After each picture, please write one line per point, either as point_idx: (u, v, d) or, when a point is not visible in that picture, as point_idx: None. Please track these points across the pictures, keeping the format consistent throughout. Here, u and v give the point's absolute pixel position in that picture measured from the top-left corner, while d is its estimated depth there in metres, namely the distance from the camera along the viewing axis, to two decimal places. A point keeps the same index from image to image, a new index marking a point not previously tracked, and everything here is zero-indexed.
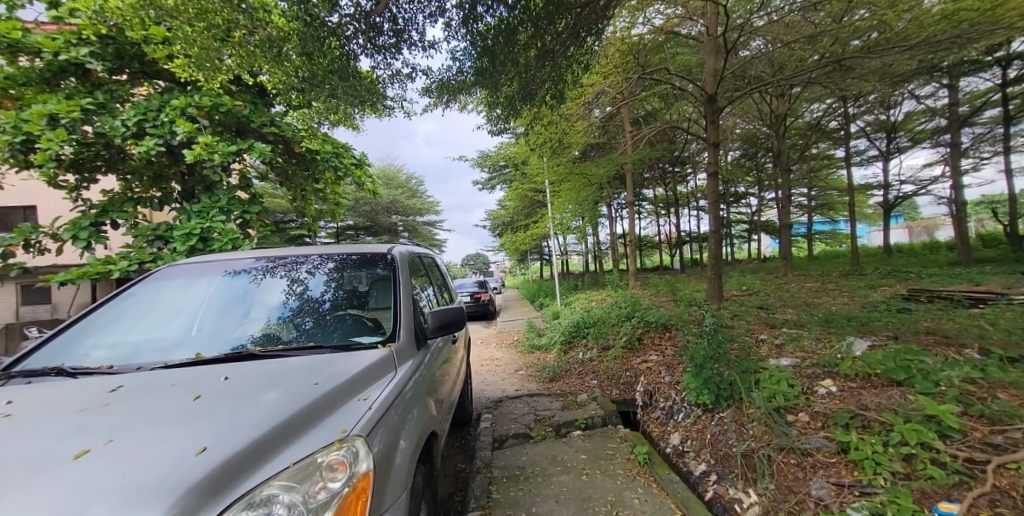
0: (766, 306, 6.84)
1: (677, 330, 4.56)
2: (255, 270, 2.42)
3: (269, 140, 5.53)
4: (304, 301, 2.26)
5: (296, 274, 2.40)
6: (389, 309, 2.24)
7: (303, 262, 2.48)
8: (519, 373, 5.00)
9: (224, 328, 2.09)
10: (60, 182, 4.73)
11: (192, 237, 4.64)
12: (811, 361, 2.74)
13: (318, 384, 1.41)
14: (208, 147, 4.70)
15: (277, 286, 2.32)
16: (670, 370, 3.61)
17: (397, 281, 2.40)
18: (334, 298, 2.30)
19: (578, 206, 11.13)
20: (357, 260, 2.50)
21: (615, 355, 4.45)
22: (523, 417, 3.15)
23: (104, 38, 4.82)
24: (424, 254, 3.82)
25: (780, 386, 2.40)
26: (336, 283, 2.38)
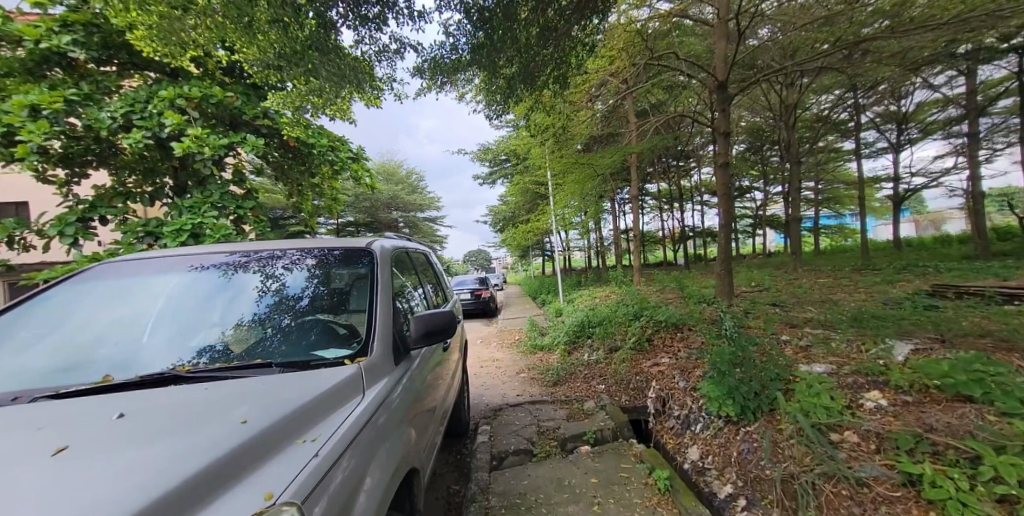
0: (779, 303, 6.52)
1: (691, 330, 4.26)
2: (226, 264, 2.11)
3: (263, 133, 5.21)
4: (278, 301, 1.96)
5: (270, 271, 2.11)
6: (364, 313, 1.94)
7: (280, 257, 2.19)
8: (521, 376, 4.72)
9: (185, 333, 1.79)
10: (49, 177, 4.31)
11: (183, 233, 4.32)
12: (851, 368, 2.43)
13: (242, 423, 1.08)
14: (199, 140, 4.38)
15: (247, 282, 2.02)
16: (685, 375, 3.32)
17: (376, 279, 2.10)
18: (311, 299, 2.00)
19: (581, 200, 10.82)
20: (338, 255, 2.20)
21: (624, 357, 4.14)
22: (523, 428, 2.86)
23: (89, 26, 4.48)
24: (415, 249, 3.53)
25: (821, 400, 2.09)
26: (314, 282, 2.08)
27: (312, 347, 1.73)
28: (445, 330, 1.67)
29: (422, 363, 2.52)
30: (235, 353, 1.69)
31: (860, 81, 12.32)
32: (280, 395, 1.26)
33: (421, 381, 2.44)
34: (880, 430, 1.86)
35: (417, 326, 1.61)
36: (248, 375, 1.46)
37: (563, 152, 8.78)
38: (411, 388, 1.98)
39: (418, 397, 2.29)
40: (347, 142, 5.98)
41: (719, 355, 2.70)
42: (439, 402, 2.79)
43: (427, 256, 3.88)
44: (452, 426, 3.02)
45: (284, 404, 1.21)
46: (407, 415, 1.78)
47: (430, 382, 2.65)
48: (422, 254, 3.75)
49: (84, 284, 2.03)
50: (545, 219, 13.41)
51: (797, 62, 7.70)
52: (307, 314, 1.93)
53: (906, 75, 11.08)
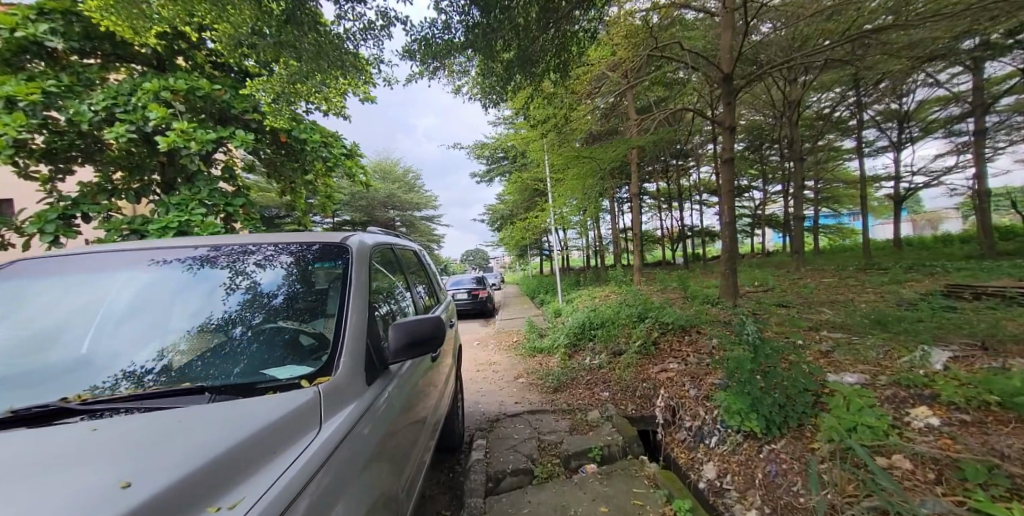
0: (786, 304, 6.31)
1: (700, 334, 4.02)
2: (192, 259, 1.82)
3: (254, 129, 4.88)
4: (245, 305, 1.67)
5: (240, 268, 1.82)
6: (335, 315, 1.65)
7: (252, 252, 1.89)
8: (520, 381, 4.46)
9: (136, 342, 1.51)
10: (31, 173, 4.05)
11: (169, 231, 4.00)
12: (887, 378, 2.21)
13: (130, 483, 0.77)
14: (187, 134, 4.06)
15: (212, 280, 1.73)
16: (696, 383, 3.09)
17: (351, 278, 1.81)
18: (283, 303, 1.71)
19: (581, 198, 10.58)
20: (313, 252, 1.91)
21: (629, 361, 3.90)
22: (522, 442, 2.61)
23: (68, 14, 4.10)
24: (403, 246, 3.24)
25: (864, 418, 1.84)
26: (288, 282, 1.79)
27: (275, 362, 1.44)
28: (429, 341, 1.40)
29: (410, 372, 2.26)
30: (187, 369, 1.39)
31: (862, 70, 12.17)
32: (215, 427, 0.99)
33: (409, 391, 2.18)
34: (940, 455, 1.62)
35: (395, 336, 1.34)
36: (190, 402, 1.17)
37: (564, 148, 8.52)
38: (393, 402, 1.72)
39: (405, 411, 2.04)
40: (339, 135, 5.71)
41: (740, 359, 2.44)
42: (429, 412, 2.54)
43: (417, 254, 3.59)
44: (444, 439, 2.78)
45: (217, 441, 0.94)
46: (384, 439, 1.51)
47: (419, 391, 2.39)
48: (411, 251, 3.47)
49: (24, 282, 1.74)
50: (544, 217, 13.17)
51: (802, 56, 7.53)
52: (277, 322, 1.64)
53: (910, 70, 10.91)
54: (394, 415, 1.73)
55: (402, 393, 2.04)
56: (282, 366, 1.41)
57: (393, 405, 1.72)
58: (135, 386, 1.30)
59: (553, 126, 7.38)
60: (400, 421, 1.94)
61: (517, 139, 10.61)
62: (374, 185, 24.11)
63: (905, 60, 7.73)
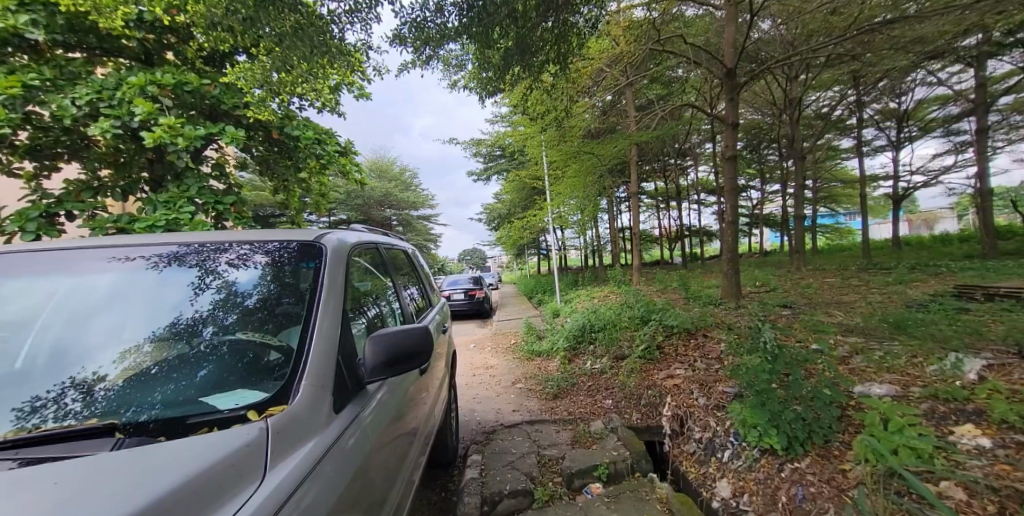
0: (790, 305, 6.16)
1: (707, 337, 3.84)
2: (157, 256, 1.58)
3: (247, 126, 4.66)
4: (209, 314, 1.43)
5: (209, 268, 1.56)
6: (304, 319, 1.40)
7: (225, 250, 1.64)
8: (518, 387, 4.26)
9: (84, 353, 1.28)
10: (14, 169, 3.75)
11: (155, 230, 3.68)
12: (922, 391, 2.03)
13: None
14: (175, 130, 3.82)
15: (177, 282, 1.49)
16: (704, 391, 2.92)
17: (323, 277, 1.56)
18: (254, 308, 1.46)
19: (580, 196, 10.39)
20: (289, 250, 1.65)
21: (633, 366, 3.72)
22: (520, 458, 2.41)
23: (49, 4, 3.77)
24: (392, 245, 3.01)
25: (906, 438, 1.66)
26: (263, 284, 1.55)
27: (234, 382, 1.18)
28: (414, 355, 1.19)
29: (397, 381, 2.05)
30: (134, 391, 1.16)
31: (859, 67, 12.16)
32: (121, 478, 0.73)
33: (397, 403, 1.97)
34: (997, 484, 1.45)
35: (372, 351, 1.13)
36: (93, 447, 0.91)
37: (564, 145, 8.35)
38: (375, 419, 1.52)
39: (392, 425, 1.83)
40: (332, 132, 5.50)
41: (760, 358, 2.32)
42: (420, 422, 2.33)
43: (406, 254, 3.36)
44: (435, 453, 2.58)
45: (132, 494, 0.70)
46: (360, 470, 1.27)
47: (409, 401, 2.18)
48: (401, 251, 3.24)
49: None
50: (542, 215, 12.99)
51: (803, 52, 7.43)
52: (246, 329, 1.40)
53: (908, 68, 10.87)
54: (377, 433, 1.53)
55: (390, 407, 1.82)
56: (243, 386, 1.16)
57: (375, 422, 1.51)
58: (71, 408, 1.08)
59: (553, 121, 7.21)
60: (386, 440, 1.72)
61: (514, 137, 10.43)
62: (369, 183, 23.85)
63: (908, 57, 7.62)
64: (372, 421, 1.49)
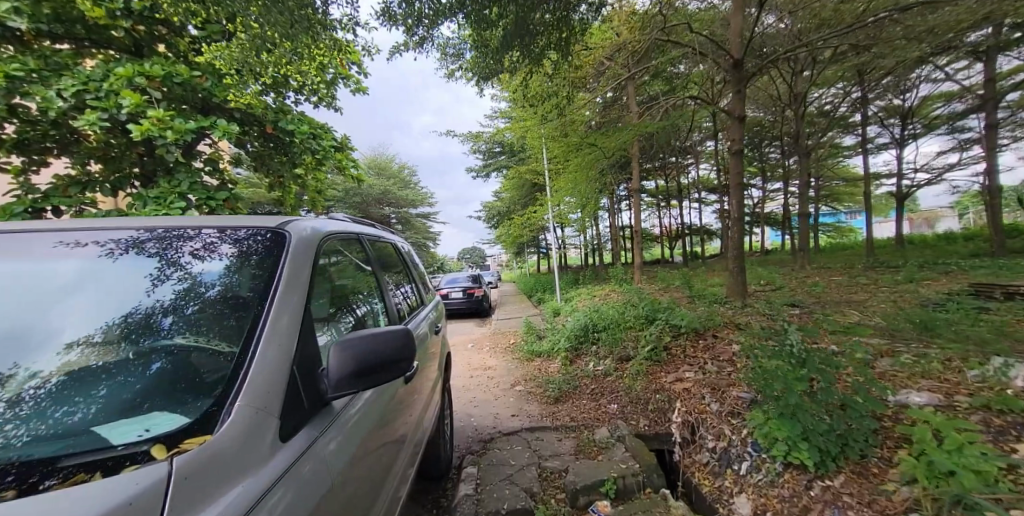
0: (797, 304, 5.98)
1: (717, 338, 3.63)
2: (115, 243, 1.35)
3: (239, 120, 4.39)
4: (169, 305, 1.21)
5: (170, 258, 1.33)
6: (256, 312, 1.14)
7: (189, 238, 1.41)
8: (517, 390, 4.06)
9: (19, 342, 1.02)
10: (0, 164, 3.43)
11: None
12: (976, 404, 1.83)
13: None
14: (164, 122, 3.48)
15: (136, 270, 1.26)
16: (717, 396, 2.72)
17: (287, 266, 1.30)
18: (215, 301, 1.22)
19: (581, 193, 10.20)
20: (257, 237, 1.41)
21: (639, 368, 3.52)
22: (519, 472, 2.21)
23: None
24: (381, 238, 2.78)
25: (975, 460, 1.45)
26: (228, 273, 1.30)
27: (176, 398, 0.94)
28: (390, 362, 0.97)
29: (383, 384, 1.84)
30: (66, 398, 0.93)
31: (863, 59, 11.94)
32: None
33: (383, 408, 1.76)
34: None
35: (334, 358, 0.91)
36: None
37: (565, 139, 8.12)
38: (353, 430, 1.31)
39: (377, 434, 1.62)
40: (325, 124, 5.28)
41: (786, 360, 2.07)
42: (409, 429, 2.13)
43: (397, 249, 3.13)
44: (426, 463, 2.38)
45: None
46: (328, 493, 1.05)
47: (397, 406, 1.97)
48: (391, 245, 3.00)
49: None
50: (541, 212, 12.78)
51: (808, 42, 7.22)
52: (206, 324, 1.16)
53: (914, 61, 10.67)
54: (355, 447, 1.32)
55: (374, 414, 1.61)
56: (179, 403, 0.92)
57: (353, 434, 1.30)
58: None
59: (553, 109, 6.98)
60: (369, 451, 1.51)
61: (512, 131, 10.20)
62: (367, 180, 23.61)
63: (915, 49, 7.42)
64: (348, 433, 1.28)
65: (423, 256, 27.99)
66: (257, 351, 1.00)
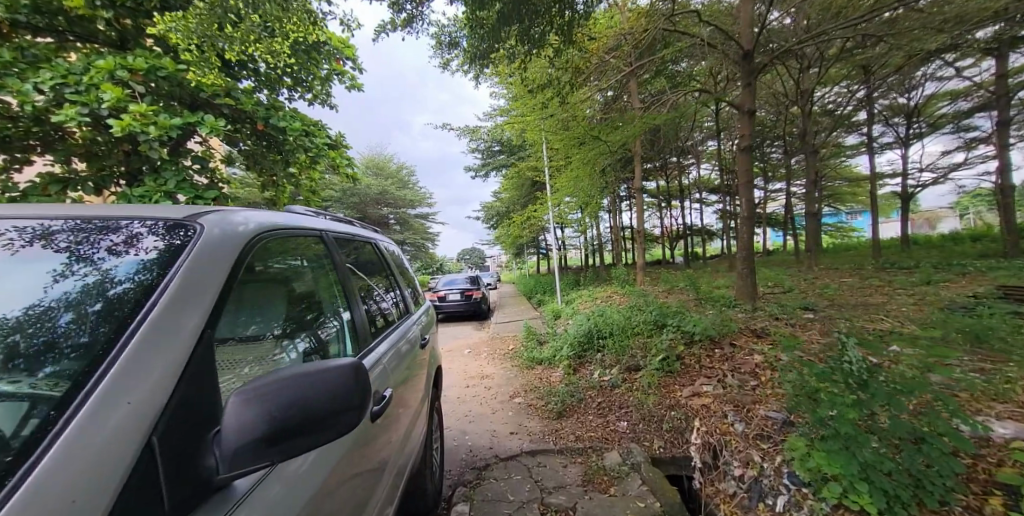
0: (812, 309, 5.70)
1: (735, 347, 3.32)
2: (27, 230, 1.01)
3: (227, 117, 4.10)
4: (64, 306, 0.84)
5: (83, 254, 0.96)
6: (140, 322, 0.74)
7: (114, 230, 1.03)
8: (517, 402, 3.75)
9: None
10: None
11: None
12: None
13: None
14: (147, 118, 3.20)
15: (33, 267, 0.91)
16: (741, 416, 2.40)
17: (205, 261, 0.90)
18: (119, 303, 0.82)
19: (581, 192, 9.95)
20: (179, 227, 1.02)
21: (651, 380, 3.20)
22: (518, 511, 1.90)
23: None
24: (356, 235, 2.39)
25: None
26: (146, 265, 0.90)
27: None
28: (332, 415, 0.69)
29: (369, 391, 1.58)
30: None
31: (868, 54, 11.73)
32: None
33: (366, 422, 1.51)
34: None
35: (232, 415, 0.60)
36: None
37: (566, 136, 7.86)
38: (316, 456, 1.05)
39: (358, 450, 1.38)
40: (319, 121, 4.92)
41: (842, 377, 1.74)
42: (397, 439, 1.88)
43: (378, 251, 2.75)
44: (410, 499, 2.06)
45: None
46: None
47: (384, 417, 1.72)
48: (370, 244, 2.62)
49: None
50: (541, 212, 12.51)
51: (816, 34, 6.99)
52: (99, 337, 0.76)
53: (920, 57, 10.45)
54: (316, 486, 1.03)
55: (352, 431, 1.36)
56: None
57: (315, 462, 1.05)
58: None
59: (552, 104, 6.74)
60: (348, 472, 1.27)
61: (510, 128, 9.93)
62: (365, 181, 23.42)
63: (926, 42, 7.17)
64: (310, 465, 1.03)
65: (421, 257, 27.78)
66: (79, 415, 0.61)
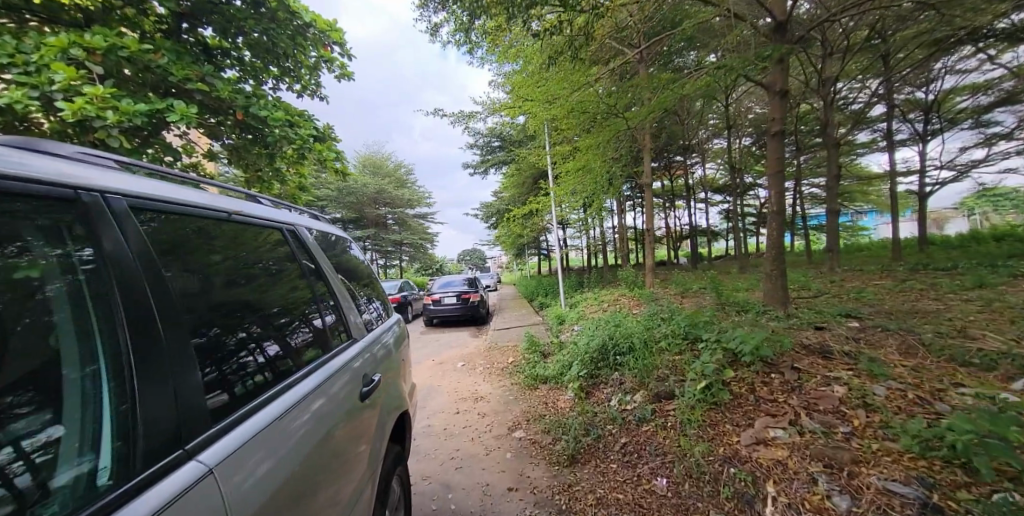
0: (855, 317, 5.01)
1: (801, 373, 2.54)
2: None
3: (203, 106, 3.63)
4: None
5: None
6: None
7: None
8: (515, 438, 3.04)
9: None
10: None
11: None
12: None
13: None
14: (106, 102, 2.73)
15: None
16: (840, 488, 1.67)
17: None
18: None
19: (585, 189, 9.34)
20: None
21: (694, 422, 2.42)
22: None
23: None
24: (276, 223, 1.65)
25: None
26: None
27: None
28: None
29: (338, 390, 1.56)
30: None
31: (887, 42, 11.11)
32: None
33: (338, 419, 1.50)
34: None
35: None
36: None
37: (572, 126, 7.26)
38: (269, 450, 1.04)
39: (329, 445, 1.37)
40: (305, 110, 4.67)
41: None
42: (370, 452, 1.73)
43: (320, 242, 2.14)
44: None
45: None
46: None
47: (353, 428, 1.59)
48: (297, 237, 1.83)
49: None
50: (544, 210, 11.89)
51: (849, 8, 6.31)
52: None
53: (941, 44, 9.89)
54: None
55: (321, 426, 1.35)
56: None
57: (272, 456, 1.05)
58: None
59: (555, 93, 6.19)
60: (316, 474, 1.22)
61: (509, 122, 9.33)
62: (361, 179, 22.90)
63: (964, 14, 6.51)
64: (266, 463, 1.02)
65: (419, 258, 27.21)
66: None
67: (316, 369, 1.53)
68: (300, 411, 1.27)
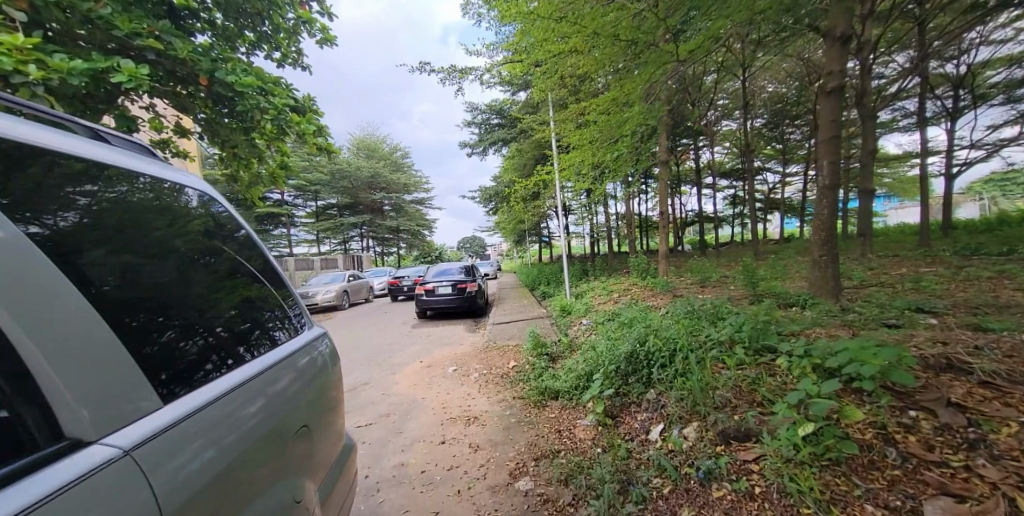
0: (934, 311, 4.11)
1: (978, 418, 1.62)
2: None
3: (154, 67, 2.81)
4: None
5: None
6: None
7: None
8: (517, 490, 2.17)
9: None
10: None
11: None
12: None
13: None
14: (30, 55, 2.01)
15: None
16: None
17: None
18: None
19: (591, 169, 8.48)
20: None
21: (824, 504, 1.49)
22: None
23: None
24: None
25: None
26: None
27: None
28: None
29: (291, 383, 1.30)
30: None
31: (922, 7, 10.03)
32: None
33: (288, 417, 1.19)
34: None
35: None
36: None
37: None
38: (212, 435, 0.85)
39: (283, 442, 1.13)
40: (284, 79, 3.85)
41: None
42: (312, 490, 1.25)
43: (241, 232, 1.50)
44: None
45: None
46: None
47: (297, 441, 1.21)
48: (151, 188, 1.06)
49: None
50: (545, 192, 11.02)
51: None
52: None
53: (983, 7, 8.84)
54: None
55: (273, 420, 1.10)
56: None
57: (212, 444, 0.84)
58: None
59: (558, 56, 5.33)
60: (262, 478, 0.97)
61: None
62: (355, 163, 21.96)
63: None
64: (209, 450, 0.83)
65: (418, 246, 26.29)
66: None
67: (257, 363, 1.20)
68: (246, 399, 1.03)
